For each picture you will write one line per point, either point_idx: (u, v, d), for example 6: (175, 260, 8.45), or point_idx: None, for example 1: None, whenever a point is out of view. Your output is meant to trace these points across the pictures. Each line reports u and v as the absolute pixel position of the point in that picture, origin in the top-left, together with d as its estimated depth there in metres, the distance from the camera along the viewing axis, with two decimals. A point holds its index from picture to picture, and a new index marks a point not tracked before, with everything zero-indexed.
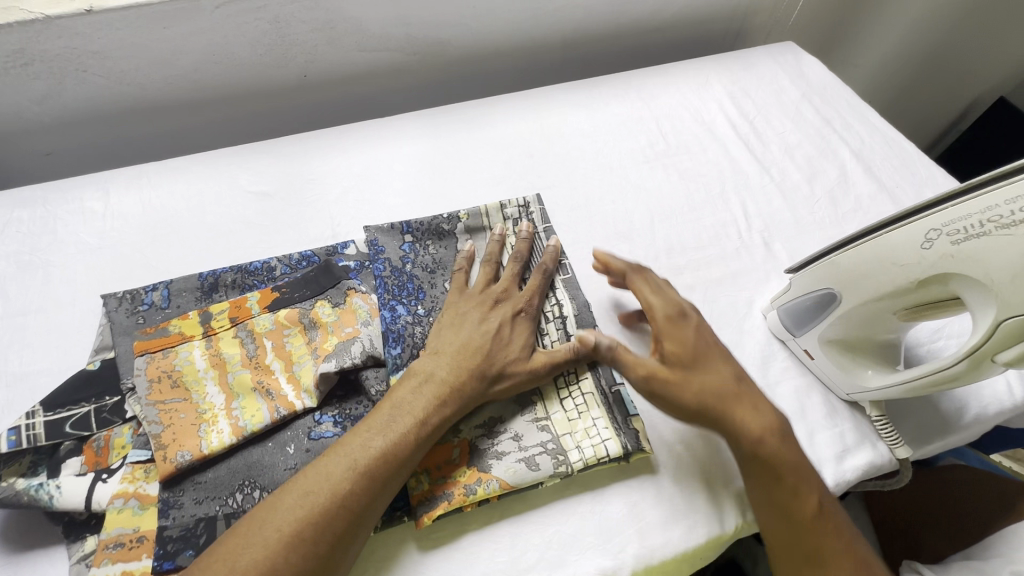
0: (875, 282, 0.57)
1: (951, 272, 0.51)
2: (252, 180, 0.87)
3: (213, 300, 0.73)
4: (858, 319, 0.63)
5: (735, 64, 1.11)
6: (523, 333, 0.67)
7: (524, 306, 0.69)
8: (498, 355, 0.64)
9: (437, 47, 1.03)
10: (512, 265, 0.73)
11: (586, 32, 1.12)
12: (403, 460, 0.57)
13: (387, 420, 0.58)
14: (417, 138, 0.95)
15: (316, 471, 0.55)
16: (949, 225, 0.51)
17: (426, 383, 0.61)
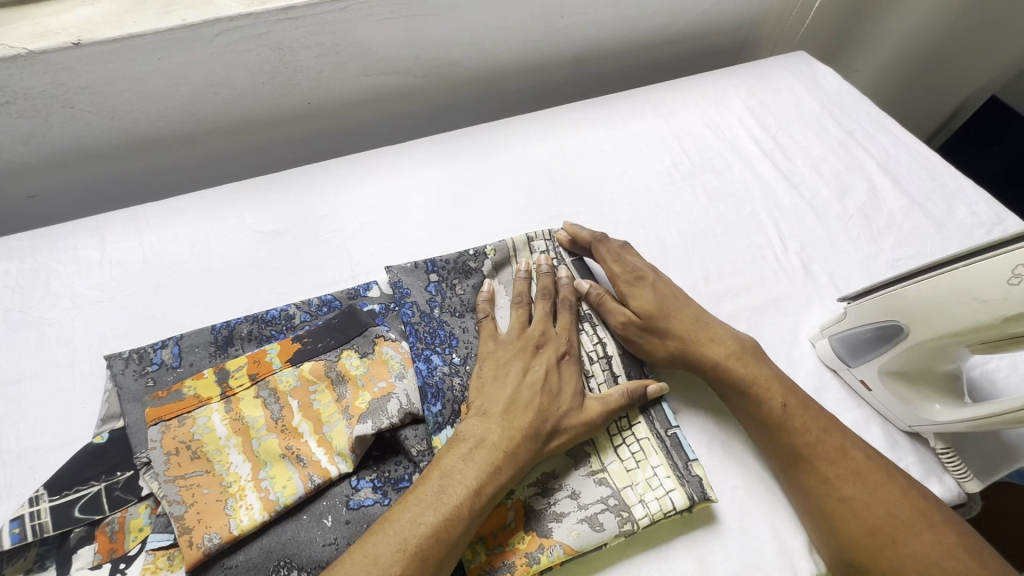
0: (951, 316, 0.54)
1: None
2: (260, 218, 0.81)
3: (228, 355, 0.68)
4: (924, 353, 0.60)
5: (751, 75, 1.09)
6: (570, 381, 0.63)
7: (567, 349, 0.66)
8: (548, 410, 0.60)
9: (445, 67, 0.99)
10: (544, 303, 0.69)
11: (597, 47, 1.08)
12: (457, 537, 0.53)
13: (437, 492, 0.54)
14: (433, 166, 0.90)
15: (363, 556, 0.51)
16: None
17: (478, 448, 0.57)
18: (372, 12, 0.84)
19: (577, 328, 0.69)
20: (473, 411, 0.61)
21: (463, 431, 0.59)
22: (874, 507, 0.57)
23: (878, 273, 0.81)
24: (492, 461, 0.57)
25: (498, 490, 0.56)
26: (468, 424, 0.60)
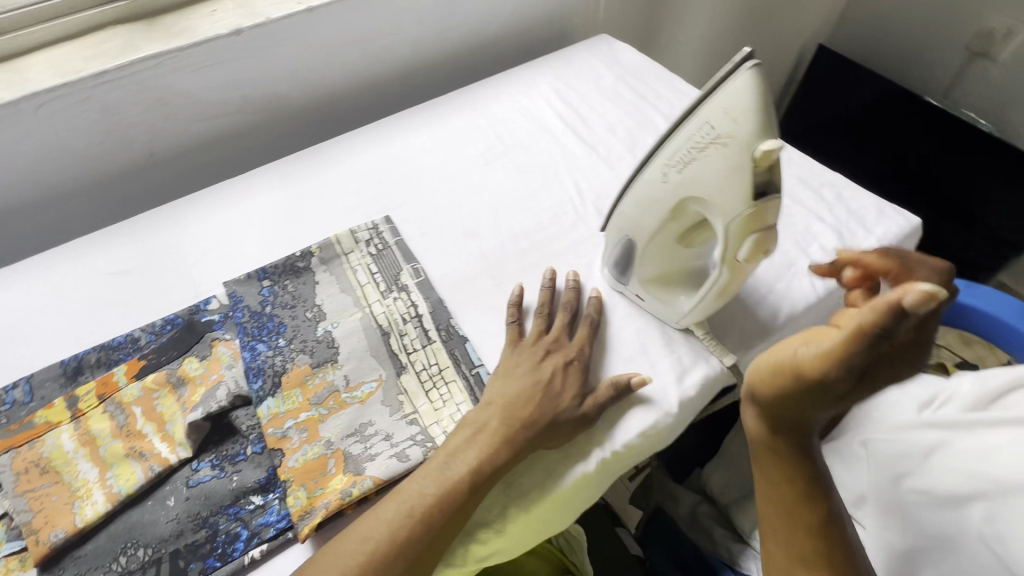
0: (648, 219, 0.69)
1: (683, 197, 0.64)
2: (108, 262, 0.89)
3: (78, 383, 0.75)
4: (657, 257, 0.72)
5: (558, 62, 1.23)
6: (575, 380, 0.69)
7: (577, 356, 0.71)
8: (551, 401, 0.66)
9: (277, 102, 1.09)
10: (570, 317, 0.77)
11: (419, 62, 1.21)
12: (459, 511, 0.60)
13: (441, 467, 0.62)
14: (270, 189, 0.99)
15: (375, 519, 0.59)
16: (673, 161, 0.63)
17: (479, 432, 0.64)
18: (185, 64, 0.95)
19: (592, 341, 0.74)
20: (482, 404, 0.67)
21: (468, 416, 0.66)
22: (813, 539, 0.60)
23: None
24: (491, 444, 0.63)
25: (492, 473, 0.62)
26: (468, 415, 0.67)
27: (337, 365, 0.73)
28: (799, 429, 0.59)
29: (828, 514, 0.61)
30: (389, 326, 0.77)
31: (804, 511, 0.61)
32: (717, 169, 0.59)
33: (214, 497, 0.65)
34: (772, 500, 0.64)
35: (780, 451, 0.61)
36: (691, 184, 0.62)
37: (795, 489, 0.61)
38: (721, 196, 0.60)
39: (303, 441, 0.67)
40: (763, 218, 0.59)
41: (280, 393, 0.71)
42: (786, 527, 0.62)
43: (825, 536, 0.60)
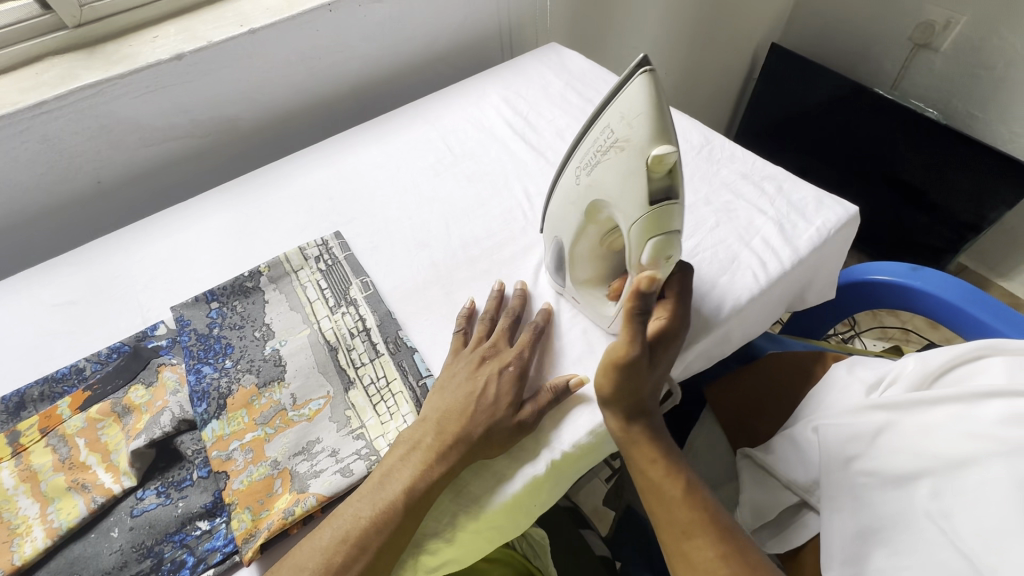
0: (570, 219, 0.75)
1: (597, 196, 0.70)
2: (54, 293, 0.88)
3: (20, 418, 0.73)
4: (584, 256, 0.76)
5: (507, 73, 1.25)
6: (515, 386, 0.69)
7: (515, 361, 0.71)
8: (490, 408, 0.66)
9: (226, 124, 1.09)
10: (513, 323, 0.77)
11: (369, 77, 1.22)
12: (397, 529, 0.59)
13: (374, 489, 0.61)
14: (220, 211, 0.99)
15: (311, 545, 0.58)
16: (584, 166, 0.71)
17: (413, 452, 0.64)
18: (128, 90, 0.95)
19: (534, 345, 0.74)
20: (423, 418, 0.67)
21: (404, 436, 0.66)
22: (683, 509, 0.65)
23: None
24: (426, 459, 0.63)
25: (428, 489, 0.62)
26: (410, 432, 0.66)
27: (283, 384, 0.73)
28: (647, 411, 0.69)
29: (697, 485, 0.67)
30: (336, 341, 0.77)
31: (680, 489, 0.66)
32: (616, 171, 0.66)
33: (159, 525, 0.63)
34: (656, 493, 0.67)
35: (643, 439, 0.68)
36: (601, 185, 0.68)
37: (665, 472, 0.67)
38: (624, 196, 0.66)
39: (249, 461, 0.66)
40: (660, 217, 0.65)
41: (225, 415, 0.70)
42: (673, 516, 0.65)
43: (704, 506, 0.65)
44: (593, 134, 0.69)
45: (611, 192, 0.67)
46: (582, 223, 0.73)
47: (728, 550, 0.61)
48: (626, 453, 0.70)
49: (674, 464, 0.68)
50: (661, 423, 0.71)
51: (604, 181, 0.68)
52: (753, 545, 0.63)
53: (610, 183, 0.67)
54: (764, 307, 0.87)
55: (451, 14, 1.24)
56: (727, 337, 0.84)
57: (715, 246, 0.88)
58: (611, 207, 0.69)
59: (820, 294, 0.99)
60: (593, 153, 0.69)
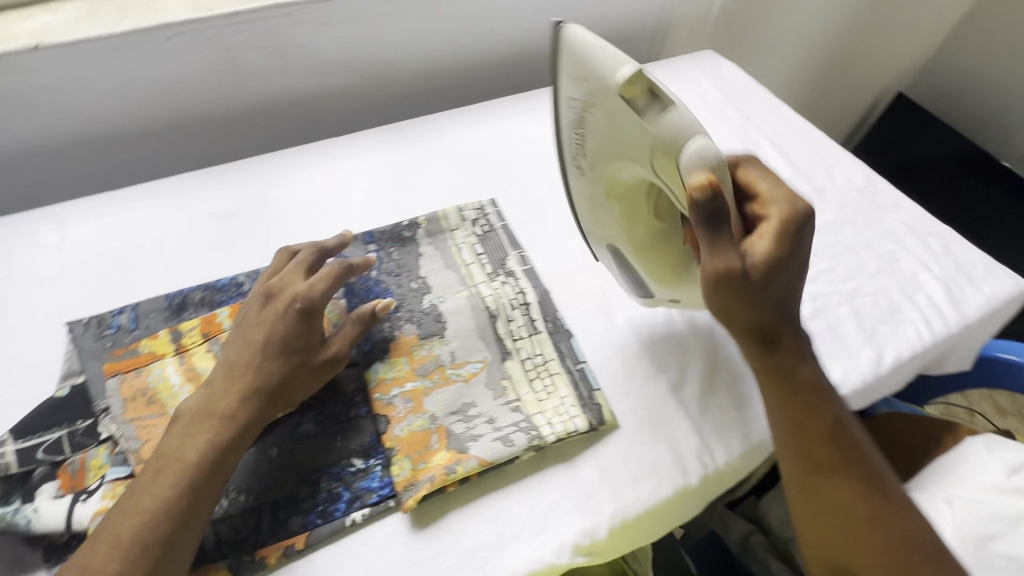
0: (607, 207, 0.73)
1: (607, 165, 0.70)
2: (212, 203, 0.89)
3: (182, 318, 0.74)
4: (648, 238, 0.71)
5: (662, 72, 1.22)
6: (311, 324, 0.65)
7: (303, 295, 0.65)
8: (276, 350, 0.62)
9: (386, 68, 1.07)
10: (299, 267, 0.69)
11: (527, 50, 1.19)
12: (204, 486, 0.55)
13: (150, 476, 0.54)
14: (374, 153, 0.98)
15: (125, 508, 0.52)
16: (574, 154, 0.73)
17: (205, 417, 0.58)
18: (313, 18, 0.94)
19: (331, 282, 0.67)
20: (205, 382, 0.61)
21: (188, 404, 0.59)
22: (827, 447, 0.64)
23: None
24: (207, 426, 0.57)
25: (227, 451, 0.57)
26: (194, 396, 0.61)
27: (444, 341, 0.73)
28: (786, 339, 0.64)
29: (850, 430, 0.65)
30: (497, 309, 0.76)
31: (828, 436, 0.64)
32: (598, 128, 0.67)
33: (318, 453, 0.64)
34: (793, 436, 0.65)
35: (785, 378, 0.64)
36: (598, 150, 0.69)
37: (811, 414, 0.64)
38: (627, 138, 0.65)
39: (408, 411, 0.67)
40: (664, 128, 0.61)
41: (387, 359, 0.71)
42: (812, 459, 0.64)
43: (849, 450, 0.64)
44: (566, 121, 0.72)
45: (615, 150, 0.67)
46: (624, 198, 0.71)
47: (874, 502, 0.62)
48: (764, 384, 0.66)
49: (821, 405, 0.64)
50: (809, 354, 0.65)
51: (603, 145, 0.68)
52: (901, 495, 0.63)
53: (611, 144, 0.67)
54: (918, 368, 0.84)
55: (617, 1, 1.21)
56: (879, 392, 0.81)
57: (876, 293, 0.85)
58: (629, 160, 0.67)
59: (959, 364, 0.92)
60: (574, 144, 0.72)
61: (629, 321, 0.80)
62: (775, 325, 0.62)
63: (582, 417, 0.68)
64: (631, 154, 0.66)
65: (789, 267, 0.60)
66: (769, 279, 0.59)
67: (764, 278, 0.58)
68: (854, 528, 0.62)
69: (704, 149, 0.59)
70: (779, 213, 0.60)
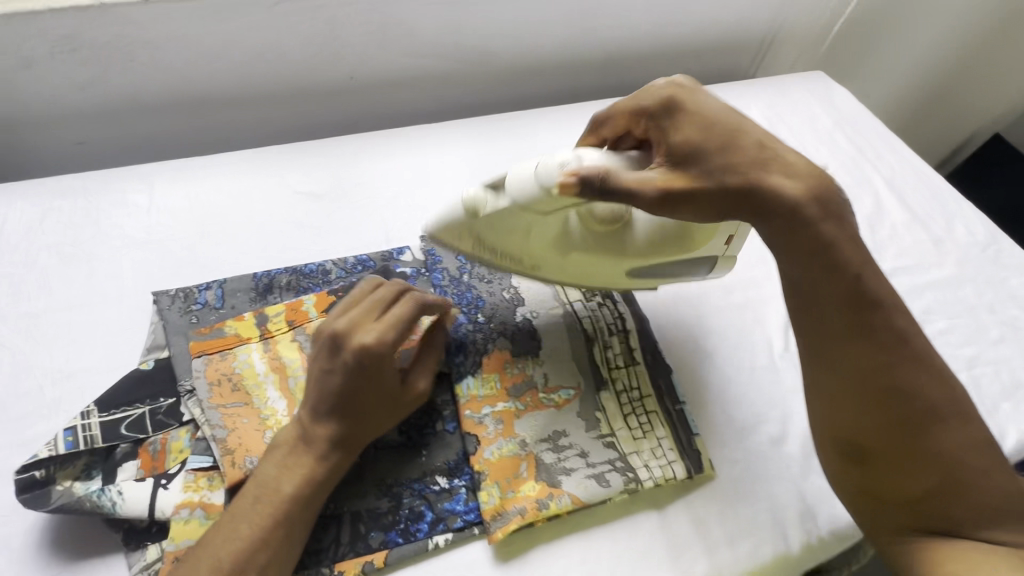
0: (606, 261, 0.69)
1: (533, 243, 0.67)
2: (301, 180, 0.85)
3: (268, 301, 0.71)
4: (630, 242, 0.67)
5: (768, 90, 1.14)
6: (379, 377, 0.57)
7: (378, 342, 0.57)
8: (353, 397, 0.57)
9: (483, 56, 1.02)
10: (372, 304, 0.59)
11: (629, 50, 1.12)
12: (295, 526, 0.54)
13: (248, 505, 0.54)
14: (466, 146, 0.93)
15: (218, 538, 0.52)
16: (521, 267, 0.70)
17: (300, 452, 0.56)
18: None
19: (405, 326, 0.59)
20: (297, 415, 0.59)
21: (283, 436, 0.57)
22: (879, 395, 0.57)
23: None
24: (297, 465, 0.55)
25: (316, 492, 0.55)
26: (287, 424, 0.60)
27: (537, 361, 0.70)
28: (812, 213, 0.57)
29: (910, 338, 0.58)
30: (593, 333, 0.72)
31: (849, 334, 0.57)
32: (496, 232, 0.66)
33: (400, 465, 0.61)
34: (814, 327, 0.59)
35: (811, 264, 0.57)
36: (518, 249, 0.67)
37: (849, 309, 0.57)
38: (513, 225, 0.65)
39: (499, 433, 0.64)
40: (514, 190, 0.62)
41: (479, 374, 0.67)
42: (845, 360, 0.58)
43: (897, 357, 0.57)
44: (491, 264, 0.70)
45: (527, 231, 0.66)
46: (594, 246, 0.67)
47: (920, 416, 0.56)
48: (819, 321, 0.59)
49: (860, 301, 0.57)
50: (851, 236, 0.58)
51: (518, 243, 0.67)
52: (929, 416, 0.56)
53: (522, 236, 0.66)
54: None
55: (731, 6, 1.12)
56: None
57: (998, 364, 0.79)
58: (546, 219, 0.65)
59: None
60: (510, 262, 0.69)
61: (728, 361, 0.75)
62: (777, 211, 0.57)
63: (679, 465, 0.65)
64: (537, 215, 0.64)
65: (729, 125, 0.60)
66: (700, 160, 0.59)
67: (697, 168, 0.59)
68: (882, 431, 0.57)
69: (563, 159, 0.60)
70: (675, 91, 0.64)
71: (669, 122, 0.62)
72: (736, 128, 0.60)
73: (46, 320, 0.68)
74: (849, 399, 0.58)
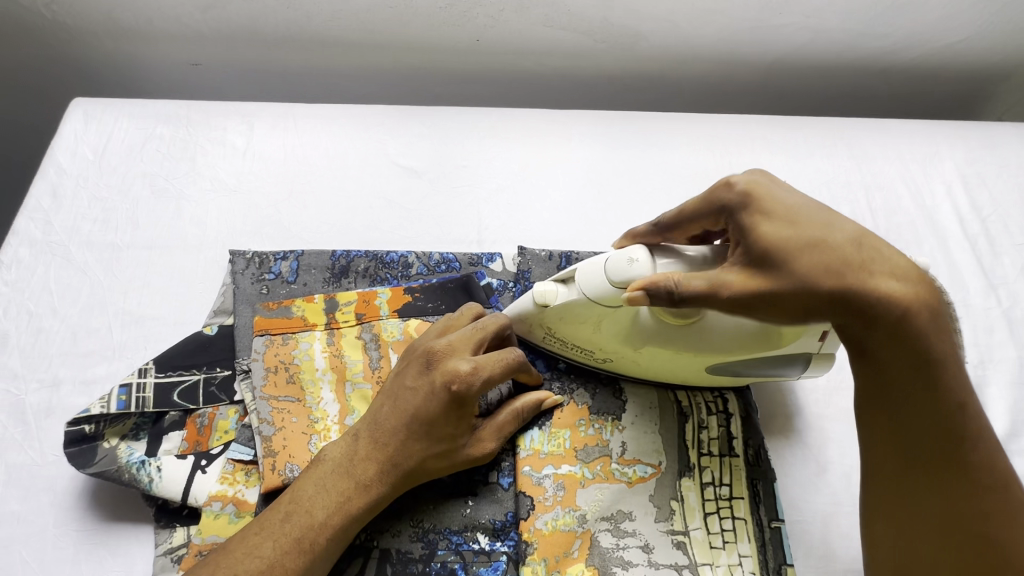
0: (681, 362, 0.57)
1: (602, 336, 0.57)
2: (401, 151, 0.78)
3: (341, 286, 0.66)
4: (709, 338, 0.54)
5: (980, 136, 0.89)
6: (458, 415, 0.52)
7: (469, 380, 0.51)
8: (426, 429, 0.52)
9: (629, 39, 0.87)
10: (473, 334, 0.55)
11: (806, 59, 0.92)
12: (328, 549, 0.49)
13: (284, 516, 0.49)
14: (586, 145, 0.81)
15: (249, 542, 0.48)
16: (593, 358, 0.60)
17: (349, 473, 0.51)
18: None
19: (506, 372, 0.53)
20: (352, 427, 0.54)
21: (334, 449, 0.53)
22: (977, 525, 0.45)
23: None
24: (343, 486, 0.51)
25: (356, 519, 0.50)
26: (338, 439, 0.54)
27: (617, 425, 0.59)
28: (919, 331, 0.45)
29: (1013, 485, 0.46)
30: (689, 407, 0.61)
31: (942, 468, 0.46)
32: (565, 323, 0.57)
33: (443, 510, 0.55)
34: (899, 448, 0.47)
35: (912, 375, 0.46)
36: (590, 341, 0.58)
37: (946, 436, 0.45)
38: (583, 314, 0.56)
39: (557, 501, 0.55)
40: (585, 285, 0.54)
41: (547, 426, 0.58)
42: (923, 498, 0.46)
43: (989, 511, 0.45)
44: (560, 351, 0.61)
45: (596, 324, 0.56)
46: (669, 343, 0.55)
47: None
48: (906, 446, 0.47)
49: (949, 438, 0.45)
50: (957, 356, 0.46)
51: (591, 338, 0.58)
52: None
53: (592, 328, 0.57)
54: None
55: (955, 23, 0.88)
56: None
57: None
58: (614, 313, 0.55)
59: None
60: (579, 351, 0.60)
61: (846, 482, 0.61)
62: (879, 320, 0.45)
63: None
64: (605, 309, 0.54)
65: (821, 218, 0.47)
66: (791, 258, 0.46)
67: (780, 270, 0.46)
68: None
69: (632, 252, 0.51)
70: (750, 181, 0.50)
71: (743, 213, 0.49)
72: (831, 221, 0.47)
73: (127, 256, 0.66)
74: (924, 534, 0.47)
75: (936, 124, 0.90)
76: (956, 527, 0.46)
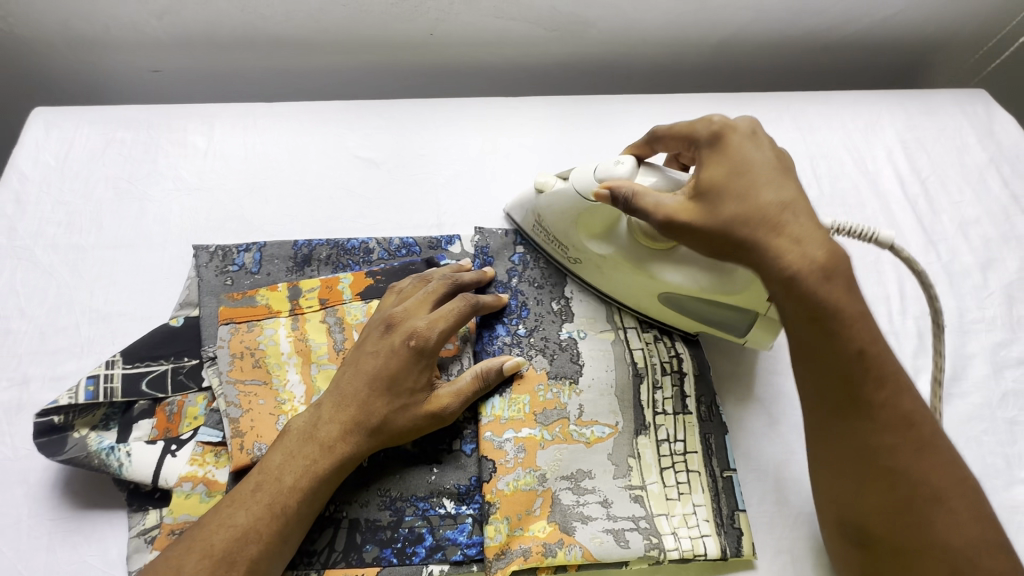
0: (637, 283, 0.63)
1: (580, 231, 0.64)
2: (360, 143, 0.80)
3: (304, 275, 0.67)
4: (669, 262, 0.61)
5: (918, 103, 0.92)
6: (419, 369, 0.56)
7: (421, 332, 0.56)
8: (386, 388, 0.55)
9: (577, 26, 0.90)
10: (426, 297, 0.59)
11: (750, 38, 0.95)
12: (294, 517, 0.51)
13: (250, 488, 0.51)
14: (539, 130, 0.84)
15: (215, 521, 0.49)
16: (565, 259, 0.67)
17: (308, 440, 0.53)
18: None
19: (456, 323, 0.58)
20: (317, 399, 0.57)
21: (297, 422, 0.55)
22: (894, 456, 0.49)
23: (1002, 364, 0.71)
24: (306, 454, 0.53)
25: (319, 487, 0.52)
26: (302, 413, 0.56)
27: (575, 388, 0.62)
28: (816, 281, 0.49)
29: (919, 421, 0.49)
30: (644, 368, 0.63)
31: (842, 411, 0.50)
32: (553, 212, 0.65)
33: (409, 478, 0.57)
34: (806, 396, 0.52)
35: (808, 331, 0.50)
36: (566, 236, 0.66)
37: (846, 383, 0.49)
38: (567, 203, 0.64)
39: (518, 462, 0.58)
40: (576, 182, 0.62)
41: (507, 393, 0.61)
42: (845, 437, 0.50)
43: (897, 443, 0.49)
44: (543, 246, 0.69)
45: (576, 216, 0.64)
46: (631, 253, 0.63)
47: (920, 498, 0.48)
48: (821, 391, 0.50)
49: (856, 376, 0.49)
50: (859, 308, 0.50)
51: (566, 232, 0.65)
52: (934, 508, 0.48)
53: (572, 221, 0.64)
54: None
55: None
56: None
57: None
58: (595, 208, 0.62)
59: None
60: (557, 246, 0.67)
61: (794, 432, 0.64)
62: (773, 277, 0.50)
63: (713, 544, 0.56)
64: (587, 202, 0.62)
65: (764, 177, 0.51)
66: (716, 204, 0.51)
67: (708, 208, 0.52)
68: (882, 516, 0.49)
69: (622, 159, 0.59)
70: (724, 126, 0.54)
71: (706, 150, 0.55)
72: (768, 181, 0.51)
73: (92, 257, 0.68)
74: (846, 472, 0.50)
75: (876, 93, 0.94)
76: (870, 460, 0.49)
